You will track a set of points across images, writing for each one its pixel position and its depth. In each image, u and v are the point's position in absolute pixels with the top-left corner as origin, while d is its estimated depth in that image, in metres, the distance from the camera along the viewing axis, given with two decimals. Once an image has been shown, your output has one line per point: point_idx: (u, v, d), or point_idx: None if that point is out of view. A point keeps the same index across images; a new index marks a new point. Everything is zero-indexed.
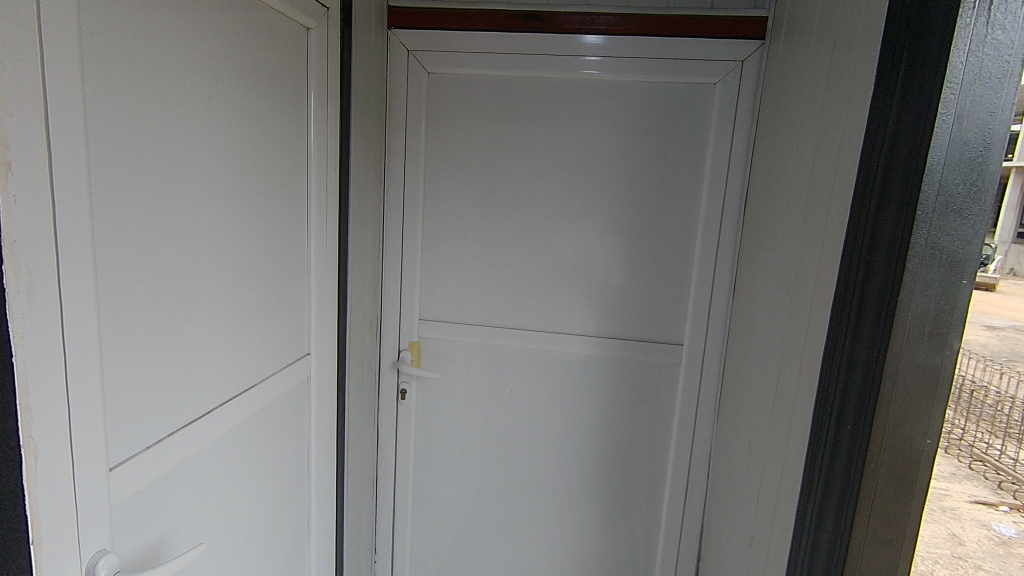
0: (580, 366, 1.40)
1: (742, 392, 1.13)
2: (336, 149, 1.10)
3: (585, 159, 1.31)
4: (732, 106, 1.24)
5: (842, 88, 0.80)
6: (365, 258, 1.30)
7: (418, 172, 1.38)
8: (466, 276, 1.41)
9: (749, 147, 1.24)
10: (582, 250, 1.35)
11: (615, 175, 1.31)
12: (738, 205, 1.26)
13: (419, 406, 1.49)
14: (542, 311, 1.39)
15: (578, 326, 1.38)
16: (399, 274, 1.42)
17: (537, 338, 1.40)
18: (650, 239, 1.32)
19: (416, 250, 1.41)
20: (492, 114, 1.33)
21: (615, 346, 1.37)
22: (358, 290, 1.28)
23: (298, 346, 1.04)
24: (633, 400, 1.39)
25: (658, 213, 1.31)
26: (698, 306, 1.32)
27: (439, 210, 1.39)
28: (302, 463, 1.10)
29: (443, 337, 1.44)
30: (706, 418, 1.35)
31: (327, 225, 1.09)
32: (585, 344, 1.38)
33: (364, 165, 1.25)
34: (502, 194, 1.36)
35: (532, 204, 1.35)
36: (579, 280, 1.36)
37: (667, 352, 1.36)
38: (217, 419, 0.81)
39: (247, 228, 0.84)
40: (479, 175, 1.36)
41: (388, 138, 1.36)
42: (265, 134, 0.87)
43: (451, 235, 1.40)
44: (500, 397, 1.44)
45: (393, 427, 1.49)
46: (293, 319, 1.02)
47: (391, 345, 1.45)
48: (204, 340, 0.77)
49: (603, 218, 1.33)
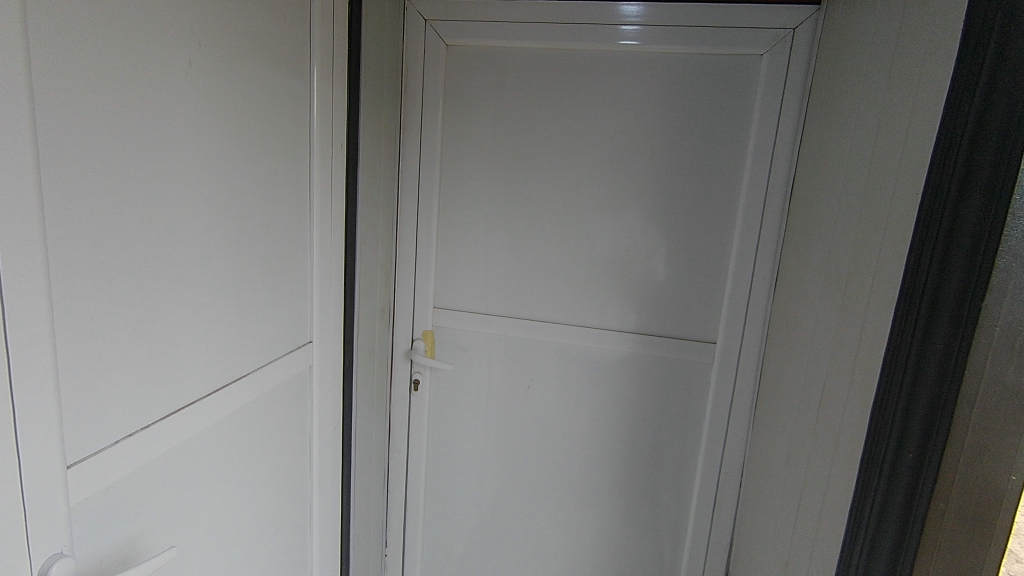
0: (603, 362, 1.31)
1: (781, 399, 1.02)
2: (342, 124, 1.03)
3: (613, 139, 1.21)
4: (780, 80, 1.10)
5: (914, 50, 0.68)
6: (375, 245, 1.24)
7: (434, 152, 1.30)
8: (484, 265, 1.33)
9: (799, 126, 1.11)
10: (608, 237, 1.25)
11: (646, 157, 1.20)
12: (784, 190, 1.13)
13: (432, 398, 1.42)
14: (564, 302, 1.30)
15: (603, 319, 1.29)
16: (414, 261, 1.35)
17: (557, 331, 1.31)
18: (683, 228, 1.21)
19: (431, 235, 1.34)
20: (515, 89, 1.24)
21: (641, 342, 1.27)
22: (368, 276, 1.22)
23: (297, 333, 0.98)
24: (659, 401, 1.30)
25: (693, 198, 1.20)
26: (734, 301, 1.20)
27: (456, 194, 1.32)
28: (302, 456, 1.05)
29: (458, 327, 1.37)
30: (739, 424, 1.24)
31: (331, 205, 1.03)
32: (610, 339, 1.29)
33: (376, 147, 1.19)
34: (523, 176, 1.27)
35: (554, 187, 1.26)
36: (604, 270, 1.27)
37: (699, 351, 1.25)
38: (203, 412, 0.76)
39: (235, 207, 0.78)
40: (500, 156, 1.27)
41: (404, 118, 1.29)
42: (257, 105, 0.80)
43: (468, 220, 1.32)
44: (517, 392, 1.37)
45: (405, 419, 1.43)
46: (292, 304, 0.96)
47: (404, 334, 1.39)
48: (185, 326, 0.71)
49: (632, 205, 1.23)
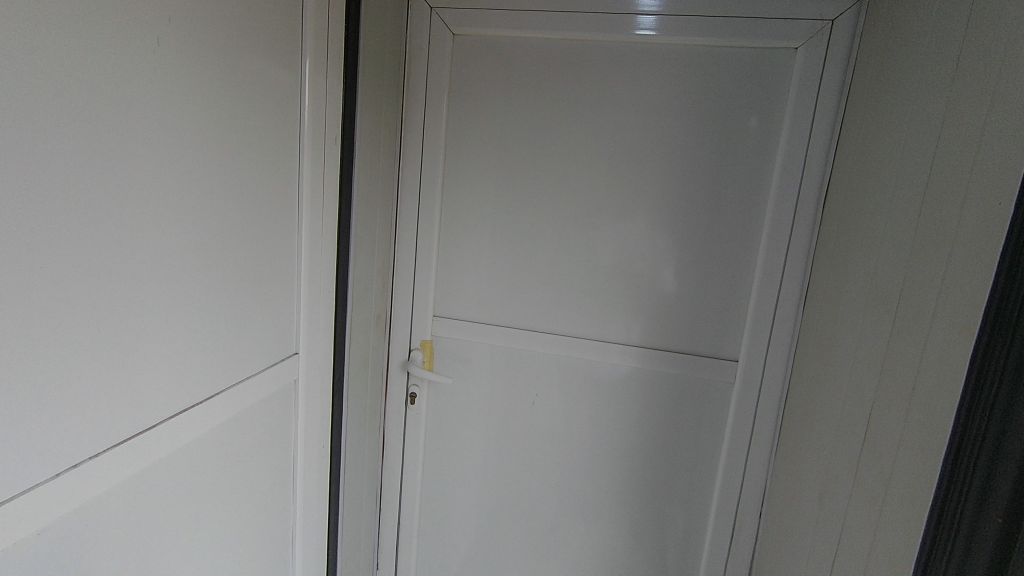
0: (613, 379, 1.21)
1: (811, 428, 0.93)
2: (336, 116, 0.95)
3: (630, 139, 1.12)
4: (816, 78, 1.01)
5: (992, 38, 0.58)
6: (371, 249, 1.15)
7: (437, 150, 1.21)
8: (487, 272, 1.24)
9: (835, 129, 1.01)
10: (622, 244, 1.16)
11: (666, 159, 1.11)
12: (816, 199, 1.04)
13: (429, 413, 1.33)
14: (573, 314, 1.21)
15: (614, 333, 1.20)
16: (413, 266, 1.26)
17: (564, 344, 1.22)
18: (704, 237, 1.12)
19: (432, 239, 1.25)
20: (526, 83, 1.15)
21: (655, 359, 1.18)
22: (363, 282, 1.13)
23: (280, 344, 0.90)
24: (673, 423, 1.20)
25: (715, 204, 1.10)
26: (758, 318, 1.11)
27: (460, 195, 1.23)
28: (283, 477, 0.96)
29: (458, 337, 1.28)
30: (761, 450, 1.14)
31: (322, 205, 0.94)
32: (618, 353, 1.20)
33: (374, 143, 1.10)
34: (532, 177, 1.18)
35: (565, 190, 1.17)
36: (617, 280, 1.17)
37: (719, 370, 1.15)
38: (160, 438, 0.67)
39: (207, 205, 0.70)
40: (507, 155, 1.19)
41: (405, 112, 1.20)
42: (238, 91, 0.72)
43: (472, 223, 1.23)
44: (521, 409, 1.27)
45: (400, 434, 1.34)
46: (274, 312, 0.87)
47: (401, 343, 1.30)
48: (144, 339, 0.63)
49: (648, 210, 1.13)
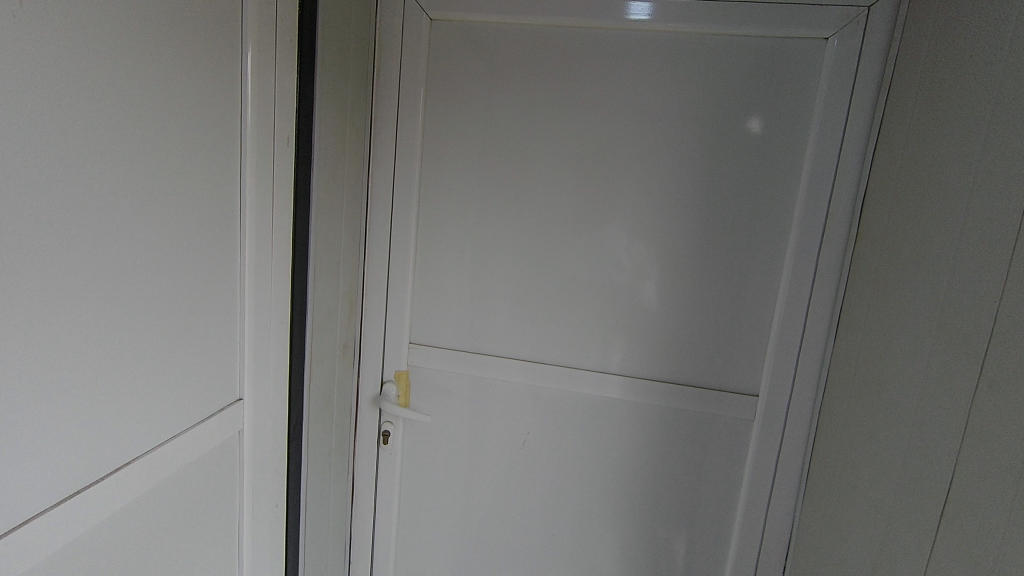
0: (615, 416, 1.06)
1: (854, 482, 0.79)
2: (287, 113, 0.78)
3: (634, 142, 0.97)
4: (849, 73, 0.88)
5: None
6: (335, 269, 0.98)
7: (412, 153, 1.05)
8: (470, 293, 1.09)
9: (871, 132, 0.88)
10: (625, 262, 1.01)
11: (675, 164, 0.96)
12: (849, 211, 0.90)
13: (405, 453, 1.17)
14: (569, 341, 1.06)
15: (616, 363, 1.05)
16: (385, 286, 1.10)
17: (559, 376, 1.07)
18: (720, 254, 0.98)
19: (407, 255, 1.09)
20: (514, 77, 1.00)
21: (663, 393, 1.03)
22: (324, 308, 0.96)
23: (216, 390, 0.73)
24: (684, 465, 1.05)
25: (733, 217, 0.96)
26: (782, 347, 0.97)
27: (440, 206, 1.07)
28: (223, 550, 0.79)
29: (438, 368, 1.12)
30: (784, 497, 1.00)
31: (270, 220, 0.78)
32: (617, 386, 1.05)
33: (338, 145, 0.94)
34: (522, 185, 1.03)
35: (560, 200, 1.02)
36: (620, 303, 1.03)
37: (737, 406, 1.01)
38: (48, 530, 0.51)
39: (106, 224, 0.53)
40: (493, 160, 1.03)
41: (375, 110, 1.04)
42: (143, 76, 0.56)
43: (453, 237, 1.08)
44: (510, 448, 1.12)
45: (371, 477, 1.17)
46: (208, 353, 0.71)
47: (372, 375, 1.13)
48: (12, 406, 0.47)
49: (655, 224, 0.99)
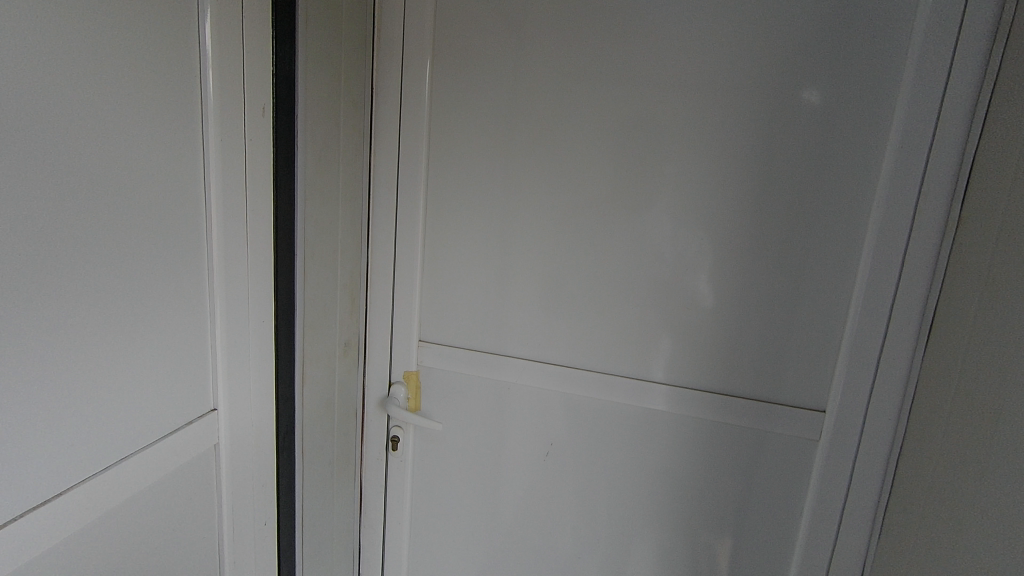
0: (653, 429, 0.92)
1: (972, 534, 0.63)
2: (263, 79, 0.67)
3: (677, 109, 0.81)
4: (956, 14, 0.69)
5: None
6: (332, 261, 0.88)
7: (420, 128, 0.93)
8: (487, 286, 0.96)
9: (983, 89, 0.70)
10: (665, 253, 0.86)
11: (727, 135, 0.80)
12: (950, 190, 0.73)
13: (417, 461, 1.06)
14: (600, 343, 0.92)
15: (654, 369, 0.90)
16: (392, 278, 0.99)
17: (588, 383, 0.93)
18: (781, 244, 0.81)
19: (415, 243, 0.97)
20: (534, 35, 0.85)
21: (712, 405, 0.88)
22: (319, 304, 0.86)
23: (182, 402, 0.64)
24: (732, 489, 0.90)
25: (798, 199, 0.79)
26: (857, 356, 0.80)
27: (451, 187, 0.95)
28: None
29: (451, 369, 1.00)
30: (855, 532, 0.84)
31: (244, 204, 0.67)
32: (657, 395, 0.90)
33: (331, 120, 0.82)
34: (543, 163, 0.89)
35: (588, 180, 0.87)
36: (658, 300, 0.88)
37: (798, 424, 0.85)
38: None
39: (13, 208, 0.43)
40: (510, 133, 0.90)
41: (377, 80, 0.92)
42: (56, 27, 0.45)
43: (467, 223, 0.95)
44: (531, 460, 1.00)
45: (381, 486, 1.07)
46: (170, 359, 0.61)
47: (380, 376, 1.03)
48: None
49: (703, 207, 0.83)
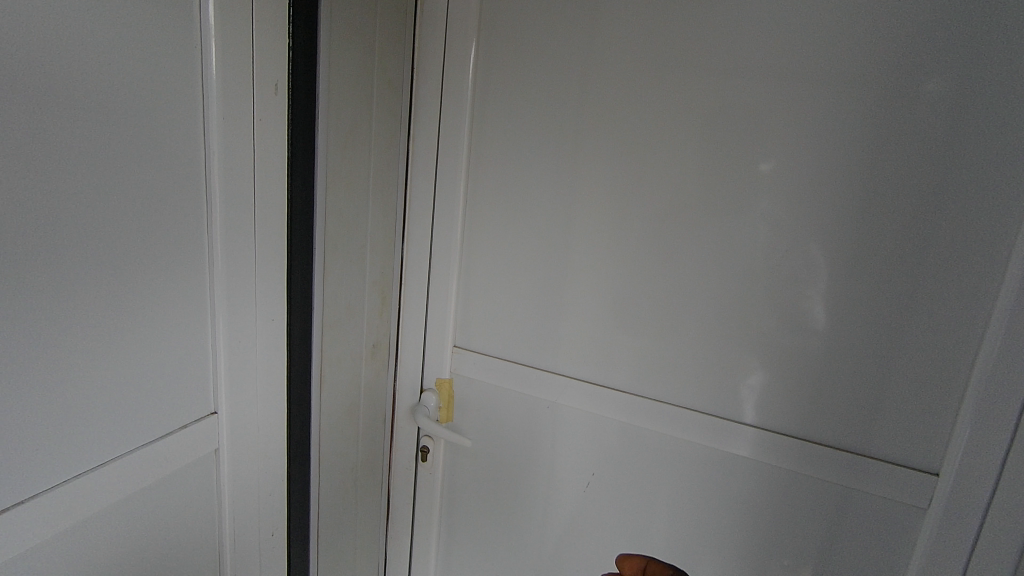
0: (712, 470, 0.79)
1: None
2: (286, 58, 0.62)
3: (758, 97, 0.69)
4: None
5: None
6: (359, 258, 0.81)
7: (463, 116, 0.85)
8: (531, 294, 0.86)
9: None
10: (737, 266, 0.73)
11: (821, 129, 0.67)
12: None
13: (447, 475, 0.99)
14: (655, 366, 0.80)
15: (719, 401, 0.77)
16: (428, 277, 0.92)
17: (654, 415, 0.80)
18: (887, 261, 0.66)
19: (453, 241, 0.89)
20: (590, 10, 0.75)
21: (811, 458, 0.73)
22: (343, 302, 0.80)
23: (179, 402, 0.59)
24: (807, 553, 0.75)
25: (913, 206, 0.64)
26: (982, 406, 0.63)
27: (494, 181, 0.86)
28: None
29: (486, 380, 0.91)
30: None
31: (252, 190, 0.61)
32: (746, 441, 0.76)
33: (361, 105, 0.76)
34: (597, 156, 0.78)
35: (648, 177, 0.76)
36: (726, 320, 0.75)
37: (898, 484, 0.69)
38: None
39: None
40: (561, 122, 0.80)
41: (417, 67, 0.86)
42: None
43: (510, 220, 0.86)
44: (569, 489, 0.89)
45: (409, 498, 1.01)
46: (165, 355, 0.56)
47: (412, 382, 0.96)
48: None
49: (787, 215, 0.70)
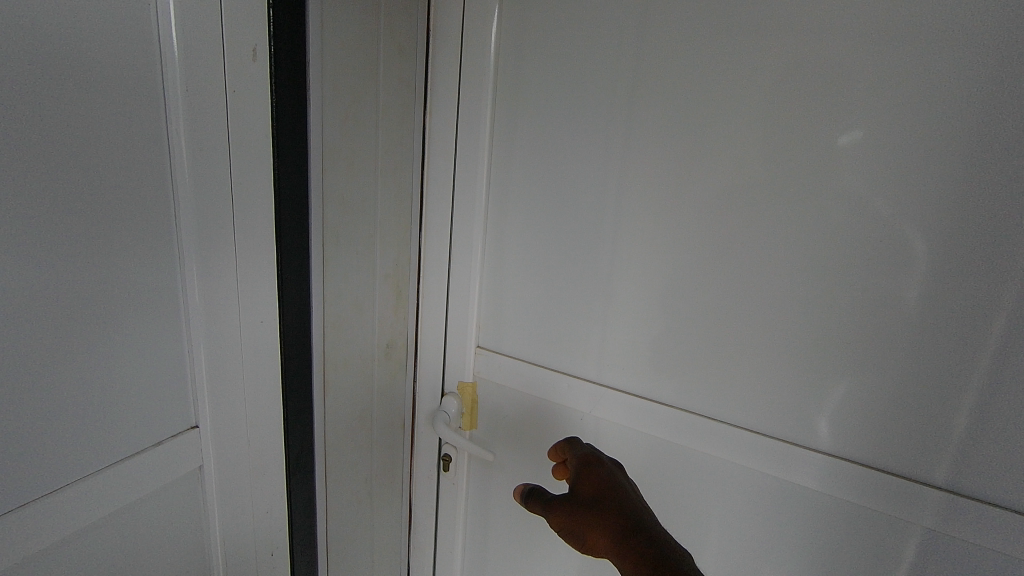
0: (778, 505, 0.66)
1: None
2: (270, 18, 0.53)
3: (845, 51, 0.54)
4: None
5: None
6: (366, 250, 0.73)
7: (485, 86, 0.74)
8: (561, 288, 0.76)
9: None
10: (810, 261, 0.60)
11: (930, 88, 0.52)
12: None
13: (472, 488, 0.89)
14: (705, 378, 0.68)
15: (782, 422, 0.64)
16: (449, 269, 0.82)
17: (703, 433, 0.68)
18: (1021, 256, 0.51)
19: (475, 229, 0.79)
20: None
21: (904, 497, 0.58)
22: (348, 297, 0.72)
23: (154, 420, 0.51)
24: None
25: None
26: None
27: (521, 161, 0.75)
28: None
29: (513, 386, 0.81)
30: None
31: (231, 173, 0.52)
32: (816, 471, 0.62)
33: (364, 77, 0.66)
34: (640, 130, 0.66)
35: (702, 153, 0.63)
36: (796, 327, 0.62)
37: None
38: None
39: None
40: (597, 91, 0.68)
41: (434, 36, 0.77)
42: None
43: (539, 205, 0.75)
44: None
45: (432, 510, 0.92)
46: (133, 367, 0.49)
47: (432, 385, 0.87)
48: None
49: (879, 198, 0.55)
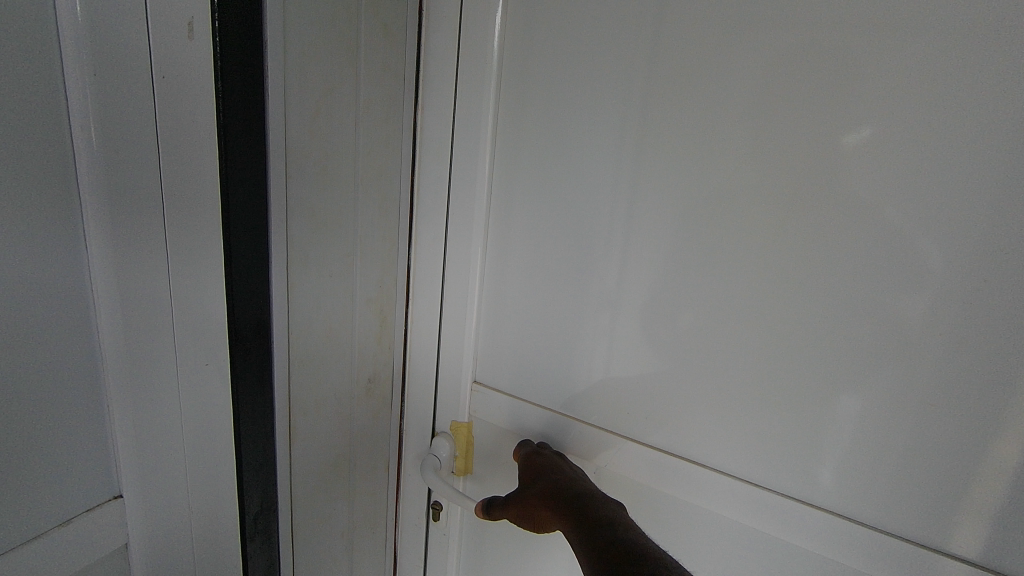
0: None
1: None
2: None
3: (941, 37, 0.43)
4: None
5: None
6: (343, 271, 0.61)
7: (483, 81, 0.63)
8: (563, 314, 0.64)
9: None
10: (885, 298, 0.47)
11: None
12: None
13: (464, 541, 0.78)
14: (731, 430, 0.56)
15: (824, 487, 0.52)
16: (440, 291, 0.71)
17: (690, 480, 0.58)
18: None
19: (471, 246, 0.67)
20: None
21: (924, 571, 0.48)
22: (316, 329, 0.59)
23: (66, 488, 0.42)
24: None
25: None
26: None
27: (526, 169, 0.64)
28: None
29: (512, 430, 0.69)
30: None
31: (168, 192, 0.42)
32: (814, 531, 0.52)
33: (341, 63, 0.55)
34: (667, 135, 0.54)
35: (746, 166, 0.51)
36: (859, 381, 0.50)
37: None
38: None
39: None
40: (617, 87, 0.56)
41: (426, 22, 0.65)
42: None
43: (545, 221, 0.63)
44: None
45: (418, 562, 0.81)
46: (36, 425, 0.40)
47: (422, 420, 0.76)
48: None
49: (983, 223, 0.43)
